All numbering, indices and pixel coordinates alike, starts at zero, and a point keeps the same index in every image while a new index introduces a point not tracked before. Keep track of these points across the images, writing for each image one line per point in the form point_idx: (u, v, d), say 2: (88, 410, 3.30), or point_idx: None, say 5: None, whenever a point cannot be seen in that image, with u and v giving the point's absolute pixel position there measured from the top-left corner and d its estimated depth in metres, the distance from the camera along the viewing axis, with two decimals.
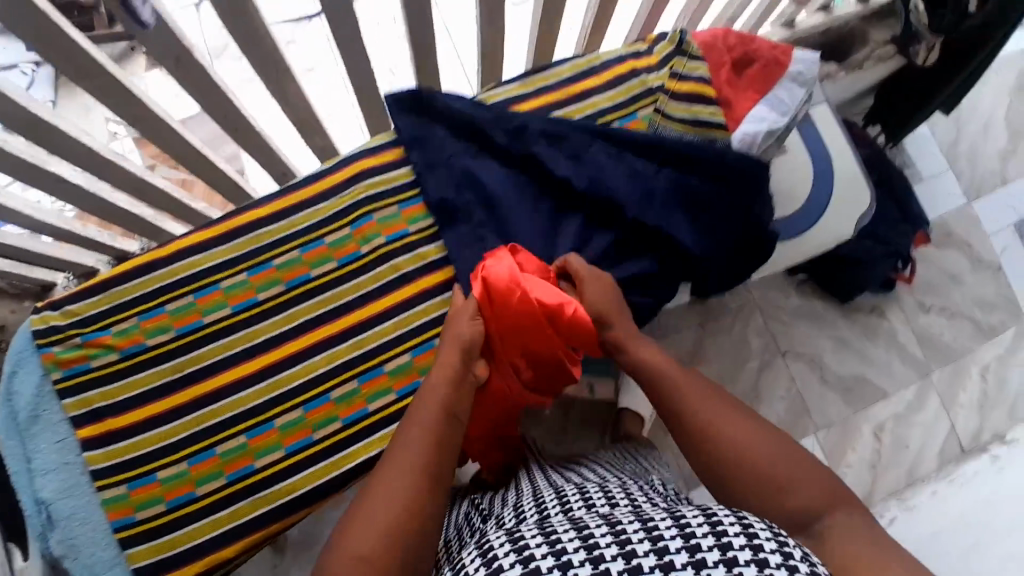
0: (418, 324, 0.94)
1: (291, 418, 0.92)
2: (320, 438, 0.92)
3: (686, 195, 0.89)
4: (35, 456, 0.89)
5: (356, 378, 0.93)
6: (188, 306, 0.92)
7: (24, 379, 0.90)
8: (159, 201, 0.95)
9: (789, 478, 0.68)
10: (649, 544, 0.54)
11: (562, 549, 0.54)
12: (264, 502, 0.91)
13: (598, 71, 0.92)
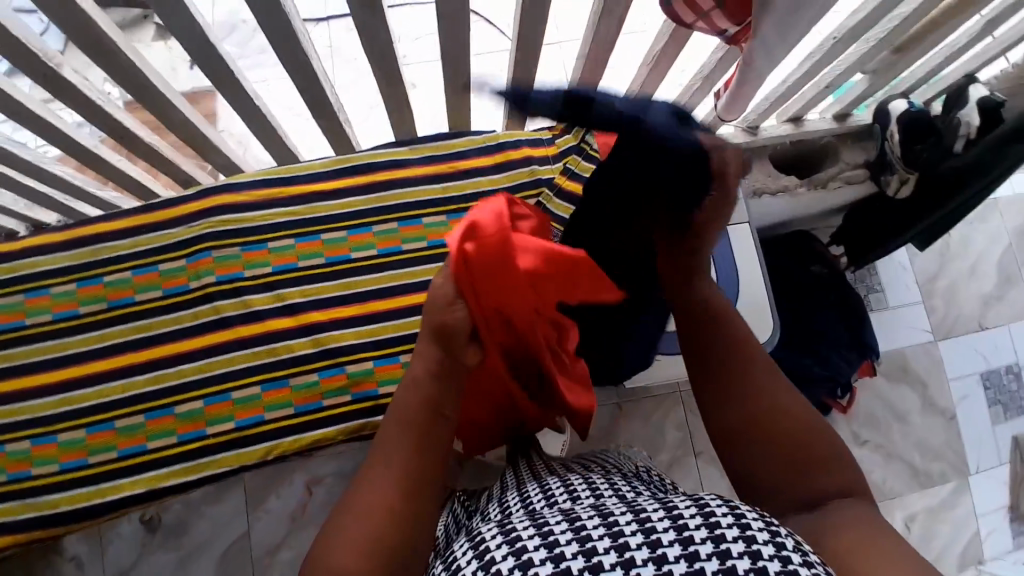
0: (216, 372, 0.79)
1: (71, 436, 0.77)
2: (65, 471, 0.77)
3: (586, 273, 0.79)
4: None
5: (143, 412, 0.78)
6: (14, 303, 0.81)
7: None
8: (60, 185, 0.94)
9: (814, 452, 0.55)
10: (639, 533, 0.47)
11: (557, 541, 0.47)
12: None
13: (494, 149, 0.89)
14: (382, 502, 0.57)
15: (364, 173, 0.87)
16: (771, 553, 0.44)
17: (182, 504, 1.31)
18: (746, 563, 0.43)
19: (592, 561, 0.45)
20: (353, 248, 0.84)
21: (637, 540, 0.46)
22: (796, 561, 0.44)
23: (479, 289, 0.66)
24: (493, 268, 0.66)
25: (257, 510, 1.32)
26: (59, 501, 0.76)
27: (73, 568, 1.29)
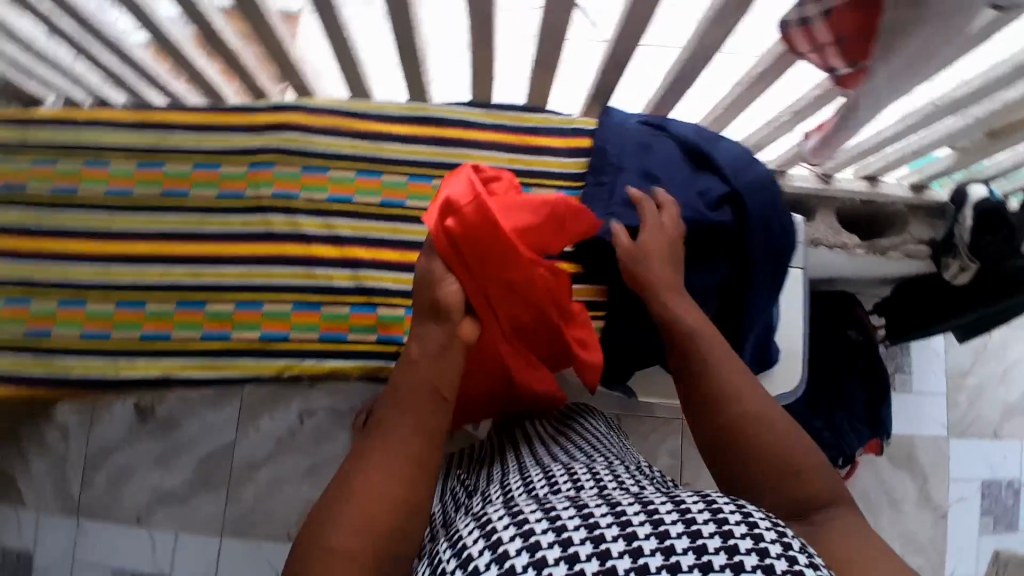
0: (253, 282, 0.80)
1: (103, 307, 0.79)
2: (86, 339, 0.79)
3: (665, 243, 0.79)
4: None
5: (175, 301, 0.79)
6: (76, 169, 0.82)
7: None
8: (138, 67, 0.94)
9: (783, 466, 0.56)
10: (647, 524, 0.47)
11: (533, 530, 0.48)
12: (19, 366, 0.77)
13: (570, 134, 0.88)
14: (394, 488, 0.57)
15: (437, 126, 0.86)
16: (775, 550, 0.45)
17: (176, 402, 1.32)
18: (754, 560, 0.44)
19: (598, 548, 0.45)
20: (409, 196, 0.83)
21: (646, 531, 0.46)
22: (800, 561, 0.44)
23: (470, 260, 0.70)
24: (481, 238, 0.70)
25: (247, 425, 1.34)
26: (74, 364, 0.78)
27: (58, 437, 1.32)
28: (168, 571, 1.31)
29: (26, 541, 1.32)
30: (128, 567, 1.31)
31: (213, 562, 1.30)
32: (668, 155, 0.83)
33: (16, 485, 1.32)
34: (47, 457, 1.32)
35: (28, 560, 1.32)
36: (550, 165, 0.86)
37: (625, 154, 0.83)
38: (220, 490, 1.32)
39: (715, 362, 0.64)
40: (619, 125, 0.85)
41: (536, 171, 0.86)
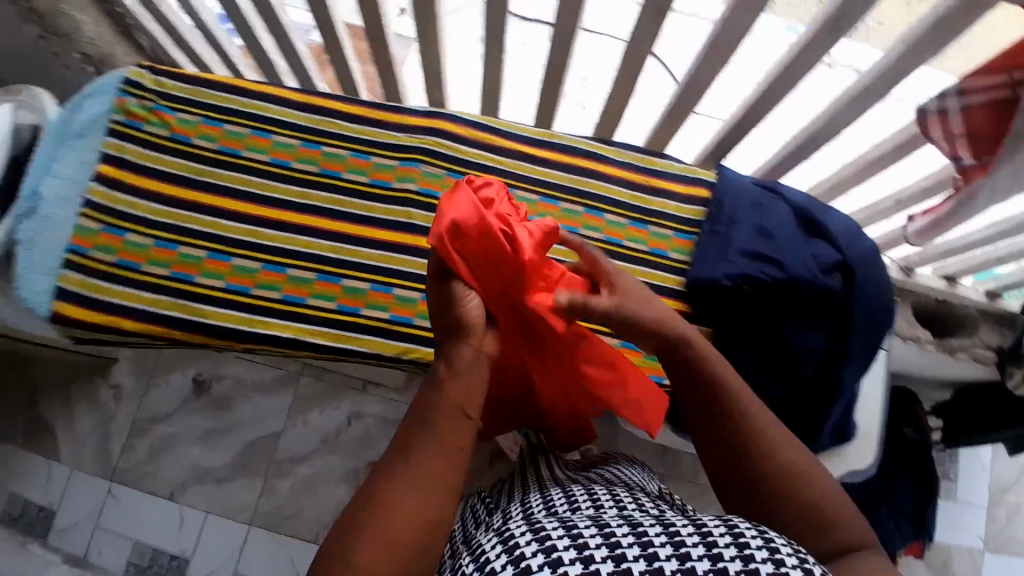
0: (393, 267, 0.76)
1: (248, 264, 0.75)
2: (200, 287, 0.74)
3: (769, 295, 0.78)
4: (57, 161, 0.76)
5: (317, 272, 0.76)
6: (241, 135, 0.80)
7: (88, 107, 0.79)
8: (289, 59, 1.01)
9: (808, 517, 0.51)
10: (667, 543, 0.46)
11: (555, 547, 0.47)
12: (166, 307, 0.72)
13: (692, 183, 0.87)
14: (428, 509, 0.46)
15: (559, 151, 0.86)
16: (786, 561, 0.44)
17: (234, 381, 1.35)
18: (768, 566, 0.44)
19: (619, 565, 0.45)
20: (537, 212, 0.82)
21: (667, 549, 0.46)
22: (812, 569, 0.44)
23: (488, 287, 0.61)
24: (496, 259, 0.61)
25: (296, 417, 1.35)
26: (178, 309, 0.73)
27: (110, 396, 1.32)
28: (192, 552, 1.29)
29: (53, 495, 1.30)
30: (153, 540, 1.29)
31: (238, 550, 1.29)
32: (784, 217, 0.82)
33: (55, 436, 1.31)
34: (96, 415, 1.32)
35: (51, 515, 1.29)
36: (671, 208, 0.86)
37: (739, 209, 0.83)
38: (257, 478, 1.32)
39: (749, 407, 0.56)
40: (735, 181, 0.85)
41: (655, 211, 0.85)
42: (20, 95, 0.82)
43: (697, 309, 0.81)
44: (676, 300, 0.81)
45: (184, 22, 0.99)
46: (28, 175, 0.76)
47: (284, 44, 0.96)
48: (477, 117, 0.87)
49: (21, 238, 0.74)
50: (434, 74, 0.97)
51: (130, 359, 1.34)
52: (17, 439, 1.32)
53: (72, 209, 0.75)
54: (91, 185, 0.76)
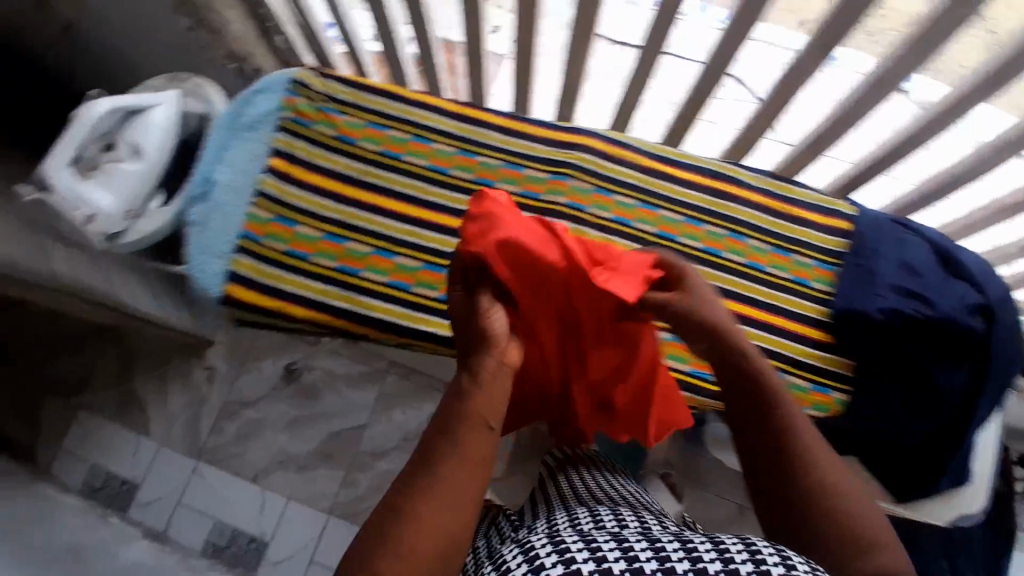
0: None
1: (408, 263, 0.79)
2: (365, 282, 0.78)
3: (917, 335, 0.79)
4: (229, 152, 0.81)
5: None
6: (402, 141, 0.84)
7: (259, 103, 0.83)
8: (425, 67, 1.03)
9: (832, 539, 0.52)
10: (682, 554, 0.47)
11: (568, 554, 0.49)
12: (331, 298, 0.77)
13: (829, 213, 0.88)
14: (455, 523, 0.48)
15: (691, 171, 0.87)
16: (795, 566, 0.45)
17: (323, 373, 1.38)
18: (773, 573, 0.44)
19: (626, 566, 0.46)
20: (681, 233, 0.85)
21: (677, 556, 0.47)
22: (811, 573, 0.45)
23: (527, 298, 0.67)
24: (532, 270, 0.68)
25: (379, 413, 1.37)
26: (345, 300, 0.78)
27: (203, 378, 1.36)
28: (271, 534, 1.31)
29: (138, 469, 1.32)
30: (234, 521, 1.31)
31: (316, 538, 1.31)
32: (927, 253, 0.83)
33: (146, 412, 1.34)
34: (187, 395, 1.35)
35: (135, 489, 1.31)
36: (804, 236, 0.87)
37: (883, 243, 0.84)
38: (339, 470, 1.34)
39: (791, 417, 0.58)
40: (876, 216, 0.86)
41: (799, 240, 0.87)
42: (187, 83, 0.85)
43: (840, 339, 0.83)
44: (818, 329, 0.84)
45: (326, 25, 1.02)
46: (201, 163, 0.80)
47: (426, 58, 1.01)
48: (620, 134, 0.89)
49: (194, 222, 0.78)
50: (569, 91, 0.99)
51: (226, 344, 1.38)
52: (108, 412, 1.34)
53: (244, 199, 0.79)
54: (261, 177, 0.80)
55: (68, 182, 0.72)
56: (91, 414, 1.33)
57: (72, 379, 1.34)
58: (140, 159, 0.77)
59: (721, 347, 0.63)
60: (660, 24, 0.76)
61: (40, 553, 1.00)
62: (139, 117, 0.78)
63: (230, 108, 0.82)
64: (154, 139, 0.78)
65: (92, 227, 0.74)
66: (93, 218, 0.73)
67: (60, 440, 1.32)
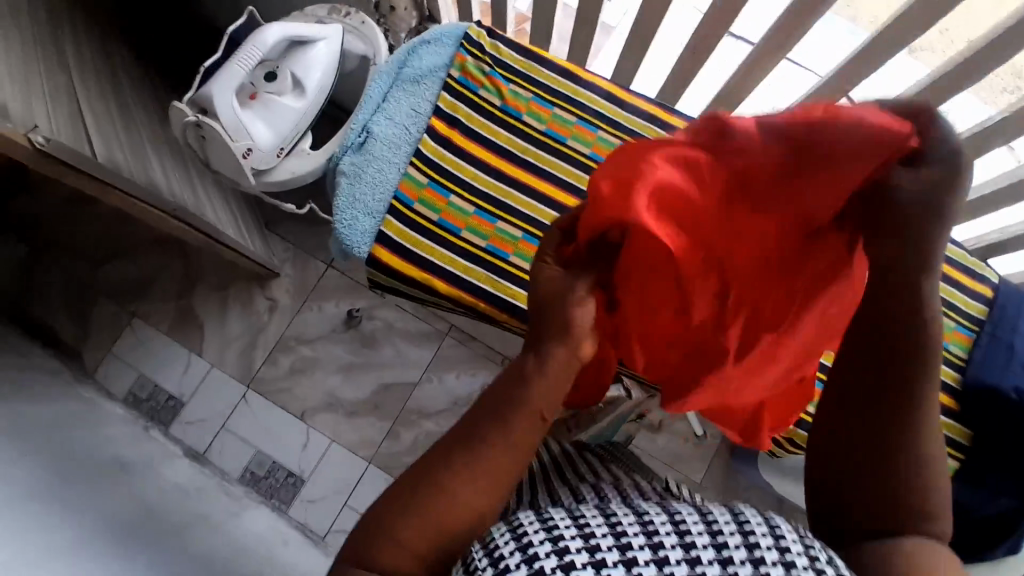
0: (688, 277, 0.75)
1: None
2: (511, 268, 0.74)
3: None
4: (388, 102, 0.77)
5: None
6: (567, 121, 0.78)
7: (425, 56, 0.78)
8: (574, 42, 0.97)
9: (890, 513, 0.44)
10: (671, 528, 0.39)
11: (558, 527, 0.40)
12: (477, 279, 0.73)
13: (977, 277, 0.86)
14: (474, 501, 0.44)
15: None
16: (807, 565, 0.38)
17: (382, 324, 1.35)
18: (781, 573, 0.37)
19: (625, 557, 0.38)
20: None
21: (671, 534, 0.39)
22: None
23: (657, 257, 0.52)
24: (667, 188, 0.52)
25: (433, 373, 1.34)
26: (488, 283, 0.73)
27: (265, 307, 1.34)
28: (309, 473, 1.29)
29: (186, 388, 1.30)
30: (275, 454, 1.29)
31: (354, 484, 1.29)
32: None
33: (202, 331, 1.32)
34: (247, 320, 1.33)
35: (179, 406, 1.29)
36: (943, 290, 0.85)
37: (1021, 318, 0.84)
38: (385, 422, 1.32)
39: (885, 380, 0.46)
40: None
41: (948, 300, 0.85)
42: (351, 17, 0.79)
43: (965, 407, 0.83)
44: (948, 395, 0.84)
45: None
46: (359, 110, 0.77)
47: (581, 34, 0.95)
48: None
49: (346, 171, 0.75)
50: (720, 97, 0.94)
51: (290, 277, 1.35)
52: (163, 324, 1.32)
53: (400, 156, 0.75)
54: (420, 136, 0.76)
55: (232, 110, 0.68)
56: (146, 324, 1.32)
57: (133, 285, 1.32)
58: (302, 96, 0.73)
59: (904, 252, 0.45)
60: (863, 54, 0.71)
61: (86, 460, 0.98)
62: (304, 50, 0.73)
63: (397, 57, 0.78)
64: (316, 77, 0.74)
65: (248, 160, 0.70)
66: (251, 152, 0.70)
67: (110, 345, 1.31)
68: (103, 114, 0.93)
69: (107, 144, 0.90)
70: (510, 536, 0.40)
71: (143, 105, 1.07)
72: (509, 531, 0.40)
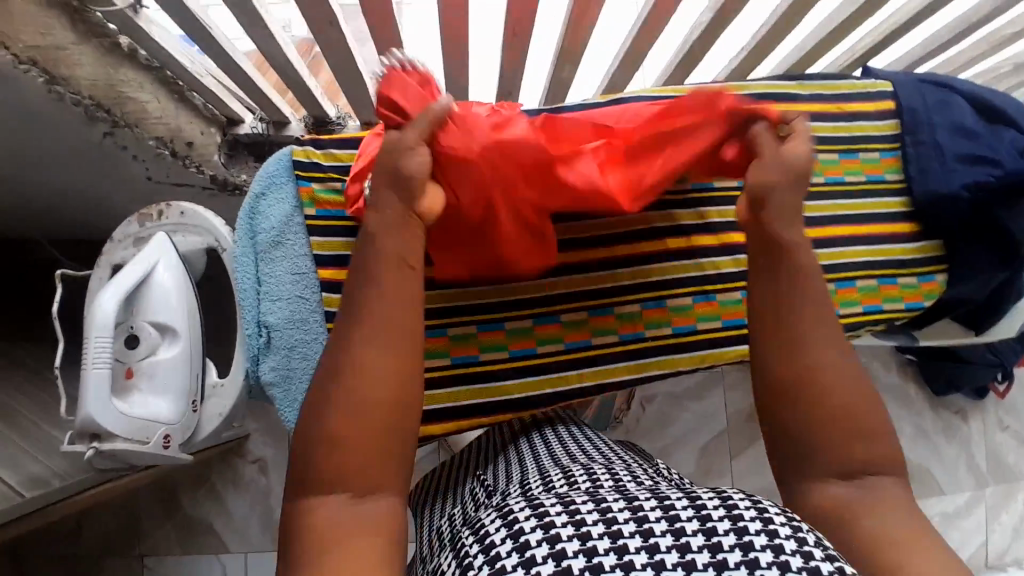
0: (637, 271, 0.71)
1: (522, 326, 0.69)
2: (485, 365, 0.69)
3: (1004, 192, 0.74)
4: (267, 280, 0.67)
5: (587, 308, 0.71)
6: None
7: (273, 208, 0.68)
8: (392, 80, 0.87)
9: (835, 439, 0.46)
10: (656, 505, 0.38)
11: (548, 512, 0.38)
12: (467, 396, 0.68)
13: (876, 98, 0.82)
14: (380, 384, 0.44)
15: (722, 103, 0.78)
16: (794, 549, 0.35)
17: None
18: (769, 556, 0.34)
19: (616, 543, 0.35)
20: None
21: (655, 511, 0.37)
22: (819, 557, 0.35)
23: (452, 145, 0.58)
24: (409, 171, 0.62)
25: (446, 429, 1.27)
26: (475, 394, 0.68)
27: (255, 470, 1.24)
28: None
29: None
30: None
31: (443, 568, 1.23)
32: (969, 110, 0.79)
33: (215, 530, 1.22)
34: (249, 494, 1.23)
35: None
36: (854, 128, 0.81)
37: (934, 112, 0.79)
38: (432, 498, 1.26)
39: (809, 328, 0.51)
40: (908, 87, 0.82)
41: (862, 137, 0.81)
42: (167, 215, 0.68)
43: (927, 225, 0.80)
44: (906, 221, 0.81)
45: (246, 69, 0.83)
46: (242, 309, 0.67)
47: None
48: (650, 88, 0.79)
49: (272, 381, 0.66)
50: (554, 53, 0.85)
51: (260, 430, 1.24)
52: (176, 545, 1.22)
53: (314, 329, 0.67)
54: (319, 296, 0.67)
55: (118, 412, 0.59)
56: (161, 556, 1.21)
57: (125, 527, 1.21)
58: (177, 339, 0.64)
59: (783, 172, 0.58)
60: None
61: None
62: (145, 292, 0.63)
63: (242, 229, 0.68)
64: (176, 307, 0.64)
65: (170, 444, 0.63)
66: (169, 434, 0.62)
67: None
68: None
69: (12, 464, 0.76)
70: (500, 525, 0.38)
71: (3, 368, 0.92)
72: (500, 522, 0.39)
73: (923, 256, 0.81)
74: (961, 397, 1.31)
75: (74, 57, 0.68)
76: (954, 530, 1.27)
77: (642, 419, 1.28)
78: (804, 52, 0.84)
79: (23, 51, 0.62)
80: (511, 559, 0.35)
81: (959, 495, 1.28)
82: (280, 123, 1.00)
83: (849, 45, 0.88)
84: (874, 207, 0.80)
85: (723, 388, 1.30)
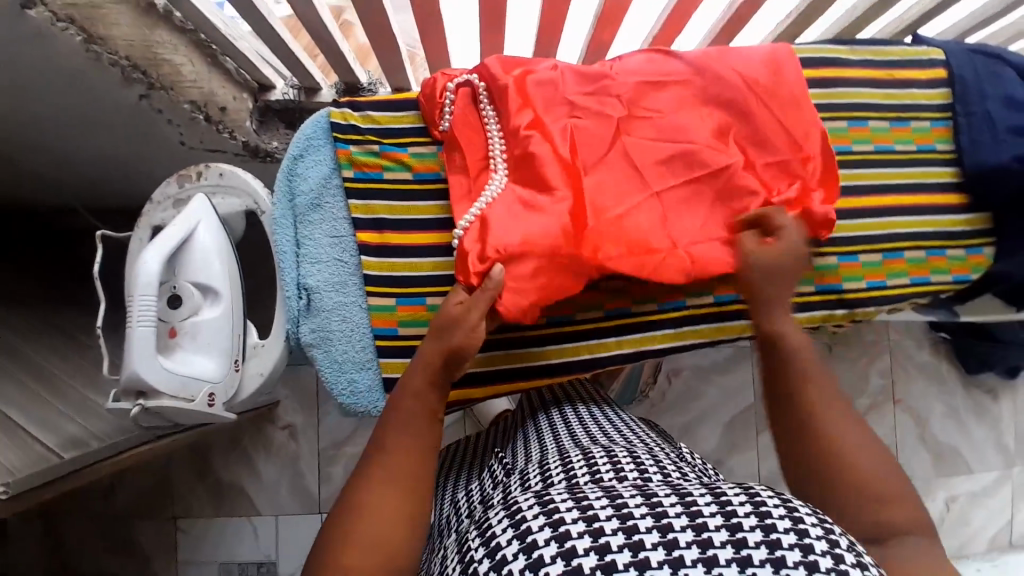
0: None
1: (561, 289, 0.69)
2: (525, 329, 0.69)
3: None
4: (306, 242, 0.67)
5: None
6: None
7: (311, 169, 0.68)
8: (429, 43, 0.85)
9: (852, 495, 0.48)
10: (677, 501, 0.37)
11: (557, 508, 0.38)
12: (507, 359, 0.68)
13: (927, 65, 0.80)
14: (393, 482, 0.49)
15: None
16: (823, 551, 0.34)
17: None
18: (796, 556, 0.34)
19: (632, 539, 0.35)
20: None
21: (676, 508, 0.37)
22: (847, 561, 0.34)
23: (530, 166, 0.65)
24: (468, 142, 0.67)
25: None
26: (515, 357, 0.68)
27: (286, 437, 1.25)
28: None
29: (266, 547, 1.24)
30: None
31: None
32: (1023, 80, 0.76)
33: (246, 494, 1.25)
34: (278, 459, 1.25)
35: (274, 566, 1.23)
36: (903, 95, 0.79)
37: (986, 81, 0.77)
38: None
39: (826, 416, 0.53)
40: (959, 56, 0.79)
41: (911, 104, 0.79)
42: (206, 175, 0.68)
43: (975, 196, 0.78)
44: (953, 192, 0.79)
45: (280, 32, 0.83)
46: (281, 271, 0.67)
47: (427, 31, 0.81)
48: None
49: (312, 341, 0.67)
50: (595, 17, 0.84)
51: (290, 397, 1.25)
52: (207, 508, 1.24)
53: (353, 293, 0.67)
54: (358, 260, 0.68)
55: (163, 368, 0.59)
56: (193, 519, 1.24)
57: (158, 490, 1.24)
58: (219, 300, 0.64)
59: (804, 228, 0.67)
60: None
61: None
62: (187, 252, 0.63)
63: (280, 189, 0.68)
64: (219, 269, 0.64)
65: (215, 399, 0.64)
66: (214, 391, 0.63)
67: (174, 555, 1.24)
68: (24, 391, 0.80)
69: (51, 425, 0.77)
70: (507, 526, 0.38)
71: (41, 331, 0.93)
72: (506, 520, 0.39)
73: (970, 229, 0.79)
74: (992, 376, 1.29)
75: (111, 16, 0.68)
76: (980, 510, 1.26)
77: (668, 392, 1.28)
78: (854, 16, 0.81)
79: (61, 9, 0.62)
80: (517, 562, 0.35)
81: (986, 474, 1.27)
82: (313, 89, 0.98)
83: (901, 8, 0.85)
84: (921, 178, 0.78)
85: (751, 363, 1.29)
